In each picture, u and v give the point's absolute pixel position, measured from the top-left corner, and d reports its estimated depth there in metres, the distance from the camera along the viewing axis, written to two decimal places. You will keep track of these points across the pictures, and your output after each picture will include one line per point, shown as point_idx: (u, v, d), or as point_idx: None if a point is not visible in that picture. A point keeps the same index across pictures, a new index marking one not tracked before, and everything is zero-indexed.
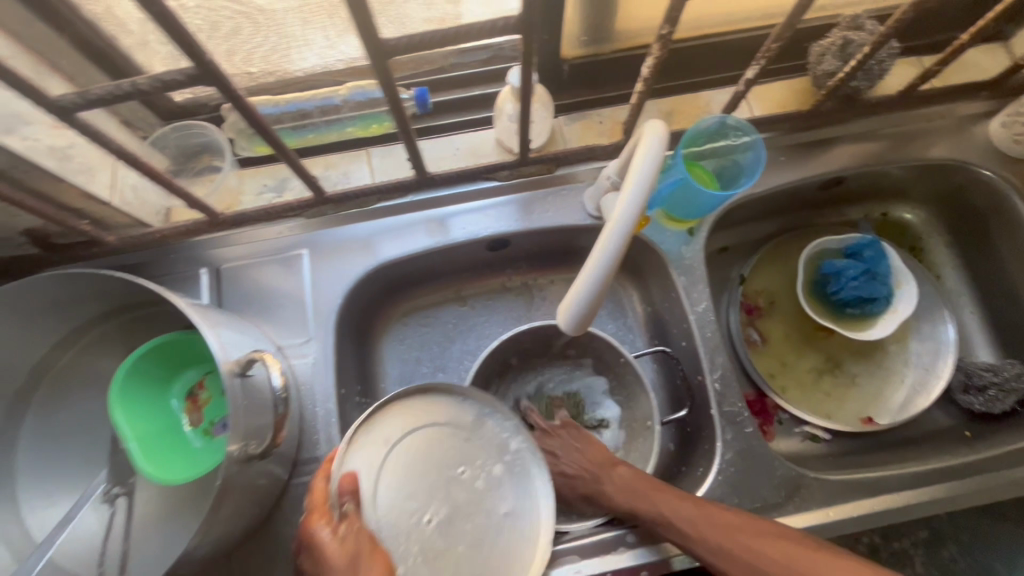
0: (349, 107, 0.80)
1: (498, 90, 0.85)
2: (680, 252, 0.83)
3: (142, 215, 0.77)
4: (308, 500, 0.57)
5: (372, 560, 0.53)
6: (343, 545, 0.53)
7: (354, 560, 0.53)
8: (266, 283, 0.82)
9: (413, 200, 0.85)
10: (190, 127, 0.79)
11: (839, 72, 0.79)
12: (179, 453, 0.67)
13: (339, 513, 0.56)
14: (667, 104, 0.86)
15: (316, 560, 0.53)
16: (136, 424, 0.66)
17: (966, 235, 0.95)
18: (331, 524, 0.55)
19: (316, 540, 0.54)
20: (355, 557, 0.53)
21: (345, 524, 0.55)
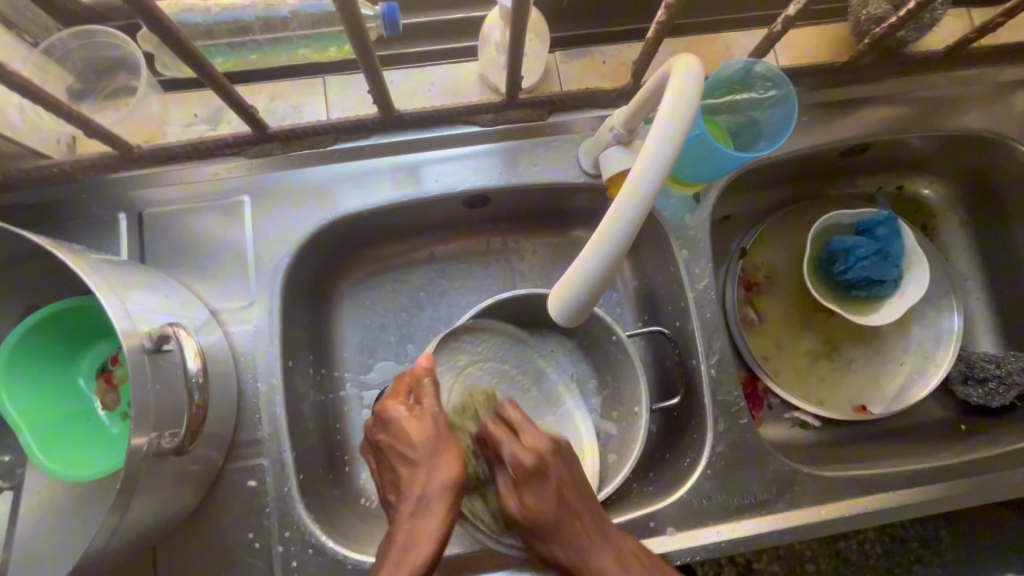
0: (300, 22, 0.65)
1: (485, 14, 0.71)
2: (682, 221, 0.74)
3: (36, 144, 0.63)
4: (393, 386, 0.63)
5: (447, 442, 0.56)
6: (417, 423, 0.57)
7: (433, 436, 0.56)
8: (200, 234, 0.69)
9: (378, 144, 0.72)
10: (94, 34, 0.64)
11: (887, 19, 0.67)
12: (88, 438, 0.58)
13: (424, 397, 0.60)
14: (682, 45, 0.73)
15: (394, 435, 0.58)
16: (27, 413, 0.55)
17: (987, 216, 0.87)
18: (407, 406, 0.59)
19: (393, 416, 0.59)
20: (432, 435, 0.56)
21: (422, 406, 0.59)
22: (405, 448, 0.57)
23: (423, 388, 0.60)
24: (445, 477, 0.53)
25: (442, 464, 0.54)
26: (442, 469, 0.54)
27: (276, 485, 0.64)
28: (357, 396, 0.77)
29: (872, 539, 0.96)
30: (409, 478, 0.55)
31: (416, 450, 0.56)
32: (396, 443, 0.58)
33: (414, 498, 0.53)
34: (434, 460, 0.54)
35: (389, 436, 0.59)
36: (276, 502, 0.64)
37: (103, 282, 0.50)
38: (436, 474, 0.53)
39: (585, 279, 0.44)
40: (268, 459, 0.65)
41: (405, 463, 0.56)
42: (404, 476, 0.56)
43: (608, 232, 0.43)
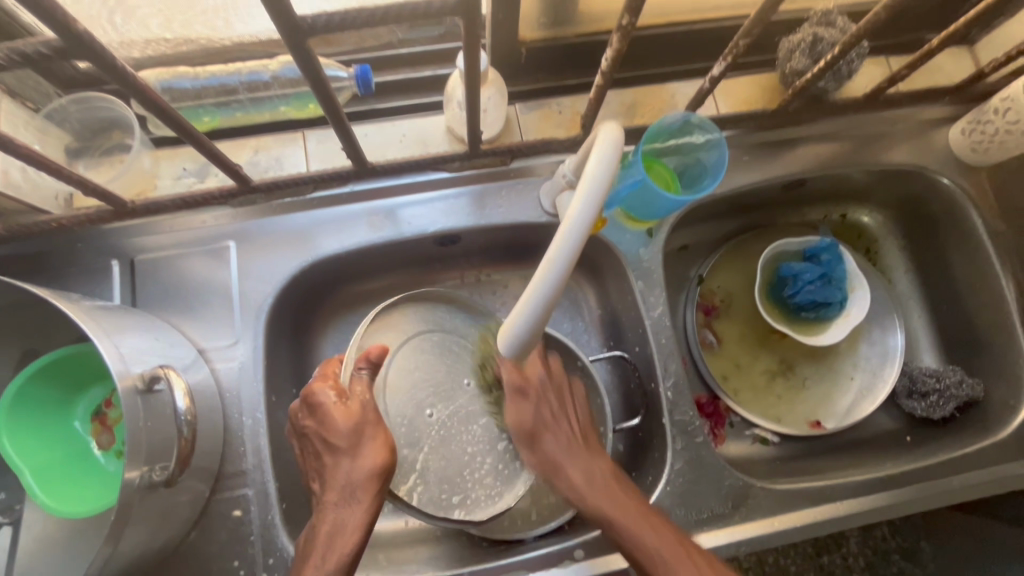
0: (281, 84, 0.71)
1: (450, 71, 0.78)
2: (637, 254, 0.80)
3: (36, 201, 0.68)
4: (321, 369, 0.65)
5: (377, 426, 0.61)
6: (342, 412, 0.60)
7: (359, 426, 0.61)
8: (188, 278, 0.74)
9: (354, 191, 0.78)
10: (92, 100, 0.70)
11: (808, 71, 0.75)
12: (82, 476, 0.62)
13: (352, 383, 0.63)
14: (631, 96, 0.81)
15: (320, 419, 0.61)
16: (27, 455, 0.59)
17: (920, 241, 0.95)
18: (335, 391, 0.62)
19: (320, 401, 0.61)
20: (359, 423, 0.60)
21: (350, 393, 0.62)
22: (332, 433, 0.60)
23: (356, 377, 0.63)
24: (371, 465, 0.59)
25: (367, 452, 0.60)
26: (367, 457, 0.59)
27: (260, 514, 0.68)
28: None
29: (854, 554, 0.99)
30: (331, 468, 0.60)
31: (342, 437, 0.60)
32: (323, 432, 0.61)
33: (341, 487, 0.59)
34: (357, 449, 0.60)
35: (318, 421, 0.62)
36: (260, 530, 0.68)
37: (98, 328, 0.54)
38: (362, 464, 0.59)
39: (526, 316, 0.49)
40: (252, 489, 0.68)
41: (330, 449, 0.61)
42: (331, 462, 0.60)
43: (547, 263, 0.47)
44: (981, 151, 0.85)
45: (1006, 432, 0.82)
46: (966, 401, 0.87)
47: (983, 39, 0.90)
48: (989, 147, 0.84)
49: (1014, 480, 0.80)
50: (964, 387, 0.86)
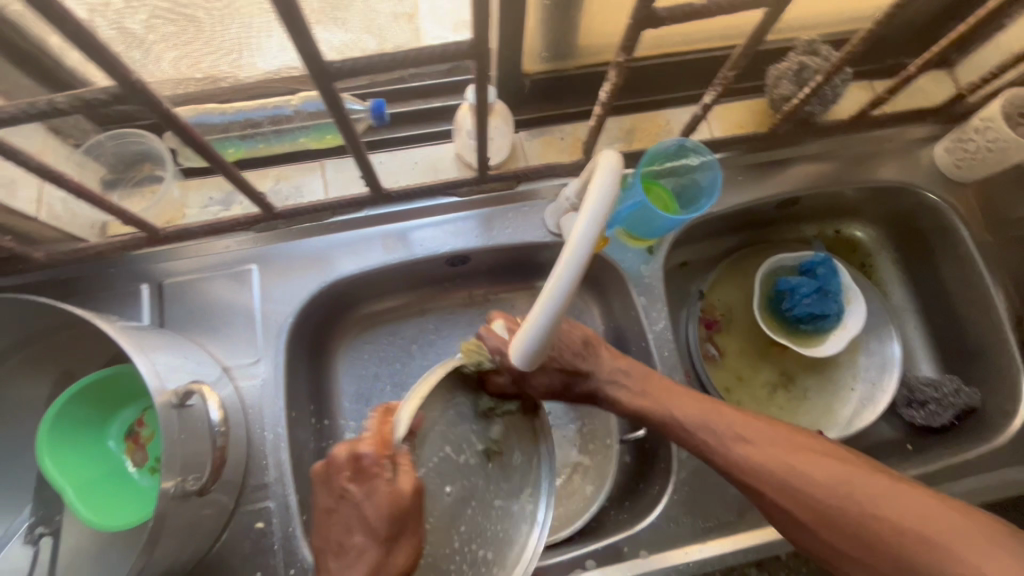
0: (302, 117, 0.77)
1: (458, 102, 0.84)
2: (639, 271, 0.84)
3: (74, 230, 0.73)
4: (370, 421, 0.56)
5: (411, 522, 0.53)
6: (389, 496, 0.52)
7: (400, 514, 0.52)
8: (213, 300, 0.78)
9: (369, 215, 0.83)
10: (127, 135, 0.75)
11: (795, 97, 0.80)
12: (118, 493, 0.64)
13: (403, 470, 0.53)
14: (628, 122, 0.86)
15: (364, 489, 0.52)
16: (67, 473, 0.63)
17: (912, 253, 0.98)
18: (382, 462, 0.53)
19: (366, 465, 0.52)
20: (403, 511, 0.52)
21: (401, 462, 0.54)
22: (369, 513, 0.52)
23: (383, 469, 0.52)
24: (406, 561, 0.52)
25: (401, 549, 0.53)
26: (400, 552, 0.53)
27: (282, 525, 0.71)
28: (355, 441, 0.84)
29: None
30: (341, 561, 0.54)
31: (388, 523, 0.52)
32: (345, 501, 0.54)
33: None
34: (390, 543, 0.52)
35: (364, 491, 0.53)
36: (282, 541, 0.70)
37: (137, 347, 0.58)
38: (383, 560, 0.52)
39: (532, 335, 0.51)
40: (274, 501, 0.71)
41: (363, 529, 0.53)
42: (359, 545, 0.53)
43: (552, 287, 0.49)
44: (965, 168, 0.89)
45: (1004, 438, 0.84)
46: (964, 409, 0.89)
47: (962, 62, 0.95)
48: (972, 164, 0.88)
49: (1014, 484, 0.82)
50: (961, 395, 0.88)
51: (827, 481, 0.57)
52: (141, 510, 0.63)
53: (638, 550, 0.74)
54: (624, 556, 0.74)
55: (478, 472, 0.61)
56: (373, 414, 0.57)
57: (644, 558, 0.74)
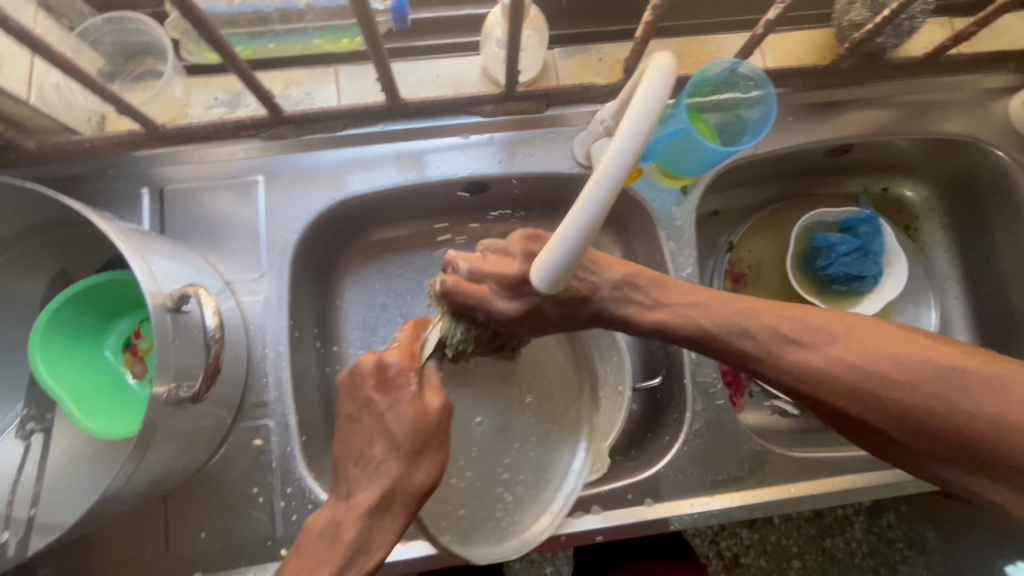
0: (315, 14, 0.69)
1: (488, 11, 0.76)
2: (670, 213, 0.78)
3: (70, 121, 0.68)
4: (399, 333, 0.61)
5: (443, 436, 0.56)
6: (420, 412, 0.54)
7: (424, 432, 0.54)
8: (216, 210, 0.74)
9: (385, 131, 0.77)
10: (126, 21, 0.69)
11: (867, 24, 0.71)
12: (115, 404, 0.61)
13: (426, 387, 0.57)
14: (674, 46, 0.78)
15: (392, 400, 0.55)
16: (62, 381, 0.59)
17: (965, 218, 0.91)
18: (416, 376, 0.56)
19: (392, 370, 0.56)
20: (429, 425, 0.54)
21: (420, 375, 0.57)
22: (394, 427, 0.54)
23: (428, 369, 0.58)
24: (423, 480, 0.53)
25: (425, 461, 0.54)
26: (423, 469, 0.54)
27: (280, 444, 0.69)
28: None
29: (859, 540, 1.00)
30: (363, 471, 0.54)
31: (414, 437, 0.54)
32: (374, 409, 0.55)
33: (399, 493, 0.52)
34: (418, 456, 0.54)
35: (387, 402, 0.55)
36: (280, 459, 0.69)
37: (130, 246, 0.54)
38: (409, 474, 0.53)
39: (555, 261, 0.47)
40: (273, 420, 0.69)
41: (388, 438, 0.54)
42: (380, 456, 0.54)
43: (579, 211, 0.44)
44: None
45: None
46: None
47: None
48: None
49: None
50: None
51: (922, 371, 0.48)
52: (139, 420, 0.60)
53: (642, 498, 0.72)
54: (627, 503, 0.72)
55: (507, 429, 0.73)
56: (403, 328, 0.62)
57: (648, 506, 0.72)
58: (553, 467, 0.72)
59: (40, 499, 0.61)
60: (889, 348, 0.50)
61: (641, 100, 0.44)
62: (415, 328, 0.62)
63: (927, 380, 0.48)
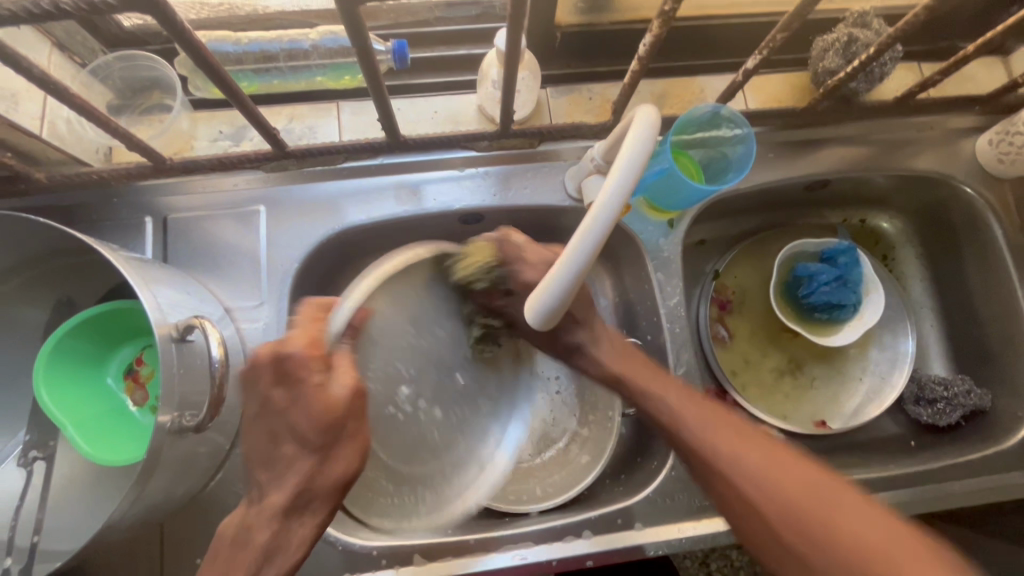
0: (319, 54, 0.72)
1: (485, 52, 0.80)
2: (657, 244, 0.81)
3: (79, 153, 0.70)
4: (299, 321, 0.49)
5: (355, 426, 0.49)
6: (322, 401, 0.47)
7: (333, 424, 0.48)
8: (218, 239, 0.76)
9: (383, 164, 0.80)
10: (137, 58, 0.72)
11: (841, 71, 0.76)
12: (118, 430, 0.62)
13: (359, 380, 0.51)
14: (661, 87, 0.82)
15: (294, 401, 0.48)
16: (66, 409, 0.61)
17: (939, 250, 0.95)
18: (319, 372, 0.47)
19: (298, 374, 0.47)
20: (331, 422, 0.48)
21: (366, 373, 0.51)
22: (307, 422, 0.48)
23: (340, 357, 0.48)
24: (338, 473, 0.50)
25: (336, 457, 0.50)
26: (339, 462, 0.50)
27: None
28: None
29: None
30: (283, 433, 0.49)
31: (319, 432, 0.48)
32: (297, 399, 0.49)
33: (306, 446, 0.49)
34: (326, 451, 0.49)
35: (291, 399, 0.48)
36: None
37: (138, 277, 0.56)
38: (325, 439, 0.48)
39: (550, 296, 0.49)
40: None
41: (295, 438, 0.50)
42: (290, 455, 0.50)
43: (574, 248, 0.47)
44: (1008, 163, 0.84)
45: (1012, 442, 0.83)
46: (972, 410, 0.87)
47: (1018, 50, 0.90)
48: (1017, 159, 0.83)
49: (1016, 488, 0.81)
50: (971, 396, 0.87)
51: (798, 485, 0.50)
52: (140, 446, 0.62)
53: (631, 523, 0.74)
54: (617, 528, 0.73)
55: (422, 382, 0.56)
56: (304, 307, 0.50)
57: (637, 530, 0.74)
58: (473, 443, 0.58)
59: (41, 526, 0.61)
60: (786, 476, 0.50)
61: (626, 152, 0.49)
62: (361, 315, 0.49)
63: (780, 495, 0.50)
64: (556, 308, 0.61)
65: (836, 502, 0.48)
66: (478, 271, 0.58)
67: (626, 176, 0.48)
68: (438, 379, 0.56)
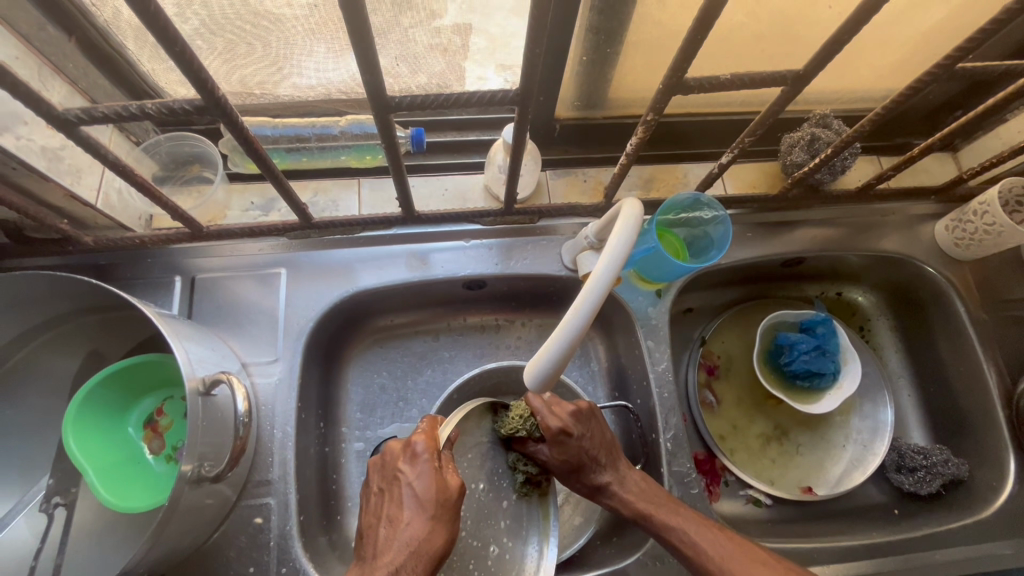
0: (346, 137, 0.82)
1: (492, 138, 0.90)
2: (647, 312, 0.88)
3: (124, 219, 0.78)
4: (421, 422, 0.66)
5: (454, 512, 0.60)
6: (437, 482, 0.60)
7: (440, 504, 0.59)
8: (240, 299, 0.82)
9: (397, 234, 0.87)
10: (185, 138, 0.81)
11: (806, 164, 0.86)
12: (136, 478, 0.66)
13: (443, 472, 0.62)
14: (648, 172, 0.92)
15: (421, 478, 0.60)
16: (89, 456, 0.64)
17: (909, 323, 1.02)
18: (435, 456, 0.62)
19: (419, 452, 0.62)
20: (441, 499, 0.59)
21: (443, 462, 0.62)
22: (419, 492, 0.60)
23: (445, 456, 0.63)
24: (439, 544, 0.58)
25: (433, 530, 0.58)
26: (434, 537, 0.58)
27: (280, 523, 0.73)
28: (359, 450, 0.86)
29: None
30: (388, 534, 0.59)
31: (432, 503, 0.59)
32: (400, 482, 0.61)
33: (410, 553, 0.56)
34: (433, 523, 0.58)
35: (415, 473, 0.61)
36: (279, 538, 0.72)
37: (173, 333, 0.62)
38: (428, 535, 0.58)
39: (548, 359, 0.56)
40: (275, 498, 0.74)
41: (414, 505, 0.59)
42: (406, 520, 0.59)
43: (570, 320, 0.54)
44: (963, 246, 0.93)
45: (989, 512, 0.86)
46: (951, 479, 0.91)
47: (965, 148, 1.01)
48: (970, 243, 0.92)
49: (996, 558, 0.84)
50: (949, 466, 0.90)
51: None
52: (158, 494, 0.65)
53: None
54: None
55: (477, 514, 0.70)
56: (423, 420, 0.66)
57: None
58: (515, 562, 0.71)
59: (61, 566, 0.64)
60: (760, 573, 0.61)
61: (625, 233, 0.56)
62: (429, 422, 0.66)
63: None
64: (563, 435, 0.68)
65: None
66: (518, 423, 0.71)
67: (617, 254, 0.55)
68: (487, 510, 0.71)
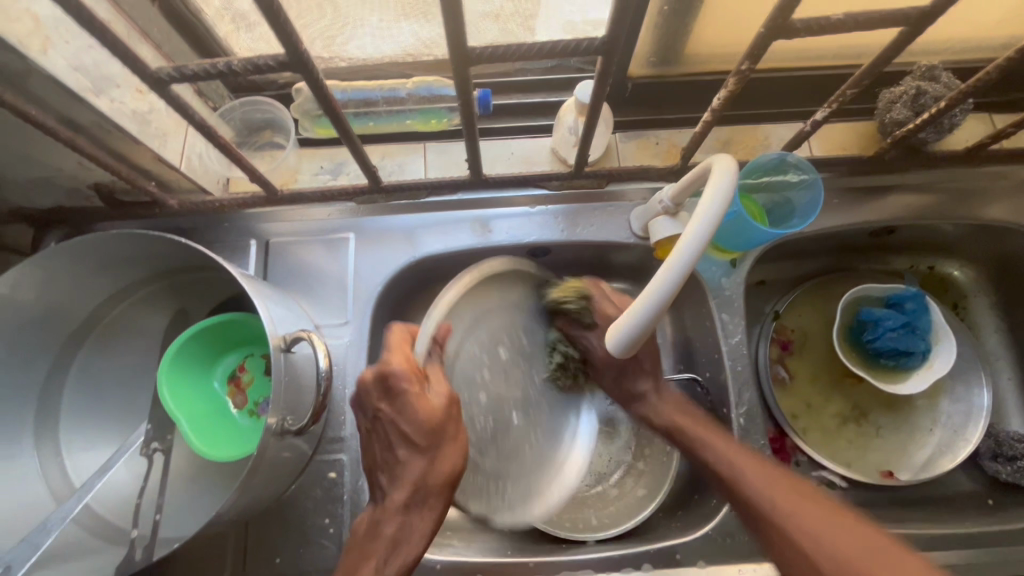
0: (412, 100, 0.81)
1: (561, 100, 0.86)
2: (720, 283, 0.84)
3: (204, 183, 0.81)
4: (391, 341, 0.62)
5: (455, 428, 0.61)
6: (427, 405, 0.59)
7: (442, 425, 0.60)
8: (310, 262, 0.84)
9: (463, 199, 0.86)
10: (257, 104, 0.83)
11: (909, 122, 0.78)
12: (225, 430, 0.69)
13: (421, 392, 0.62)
14: (726, 133, 0.86)
15: (400, 408, 0.58)
16: (181, 406, 0.67)
17: (1013, 300, 0.93)
18: (422, 385, 0.60)
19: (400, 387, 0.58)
20: (438, 425, 0.59)
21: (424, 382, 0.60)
22: (408, 429, 0.58)
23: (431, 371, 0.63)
24: (448, 468, 0.59)
25: (447, 450, 0.60)
26: (448, 458, 0.60)
27: (353, 479, 0.75)
28: None
29: None
30: (391, 469, 0.60)
31: (425, 434, 0.58)
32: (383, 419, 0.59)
33: (420, 484, 0.58)
34: (427, 452, 0.59)
35: (396, 409, 0.59)
36: (351, 493, 0.75)
37: (255, 292, 0.64)
38: (429, 465, 0.59)
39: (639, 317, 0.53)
40: (347, 454, 0.76)
41: (405, 442, 0.59)
42: (403, 460, 0.59)
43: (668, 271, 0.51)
44: None
45: None
46: None
47: None
48: None
49: None
50: None
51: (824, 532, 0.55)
52: (247, 445, 0.68)
53: (695, 560, 0.74)
54: (677, 564, 0.74)
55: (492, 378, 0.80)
56: (396, 333, 0.63)
57: (699, 568, 0.73)
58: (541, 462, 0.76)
59: (160, 506, 0.69)
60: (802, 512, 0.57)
61: (724, 203, 0.52)
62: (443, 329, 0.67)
63: (818, 527, 0.56)
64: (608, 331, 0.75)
65: (886, 550, 0.53)
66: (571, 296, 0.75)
67: (707, 219, 0.52)
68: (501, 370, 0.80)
